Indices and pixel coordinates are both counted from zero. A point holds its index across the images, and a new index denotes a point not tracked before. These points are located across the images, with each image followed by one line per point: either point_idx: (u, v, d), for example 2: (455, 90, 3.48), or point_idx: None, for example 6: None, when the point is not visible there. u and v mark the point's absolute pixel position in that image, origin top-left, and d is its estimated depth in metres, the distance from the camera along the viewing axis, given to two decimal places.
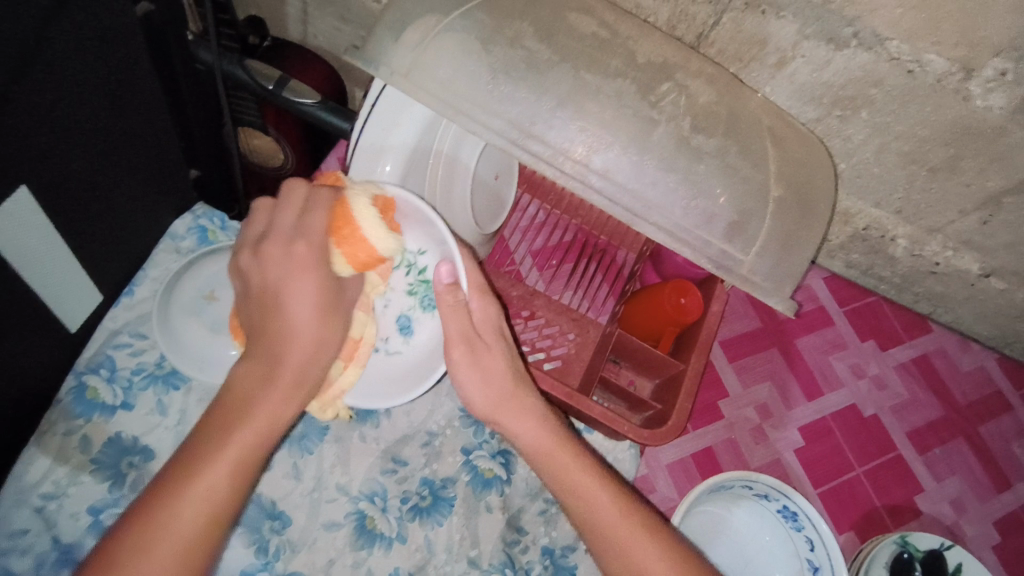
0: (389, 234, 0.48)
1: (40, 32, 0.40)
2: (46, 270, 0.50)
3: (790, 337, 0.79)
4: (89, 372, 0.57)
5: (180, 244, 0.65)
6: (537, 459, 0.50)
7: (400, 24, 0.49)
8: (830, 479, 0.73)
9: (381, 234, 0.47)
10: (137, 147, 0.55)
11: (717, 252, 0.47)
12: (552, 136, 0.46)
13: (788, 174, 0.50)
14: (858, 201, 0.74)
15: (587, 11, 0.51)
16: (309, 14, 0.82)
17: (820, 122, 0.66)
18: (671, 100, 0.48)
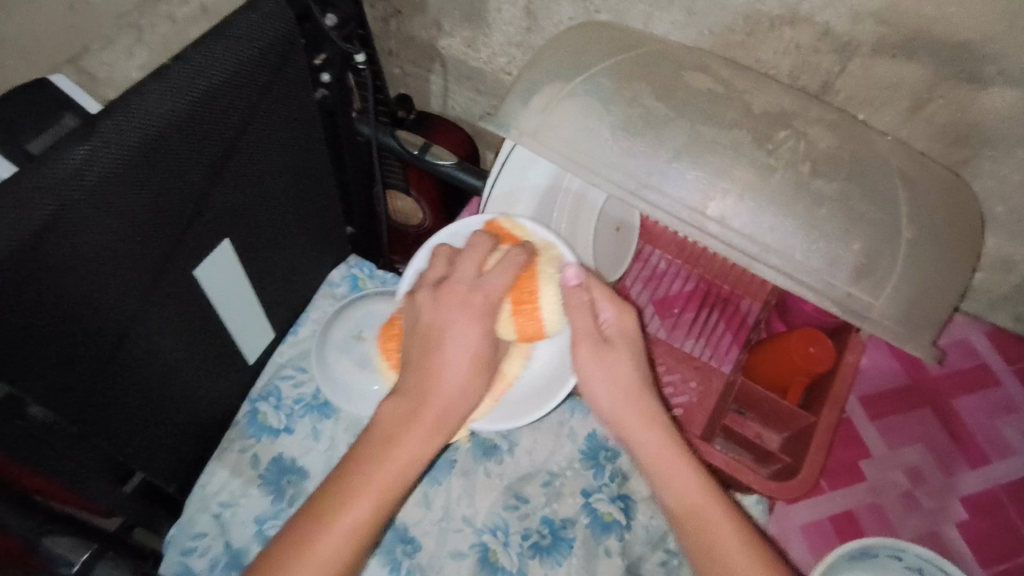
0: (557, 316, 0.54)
1: (251, 115, 0.50)
2: (231, 308, 0.60)
3: (945, 396, 0.72)
4: (261, 400, 0.66)
5: (336, 291, 0.72)
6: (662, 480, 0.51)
7: (528, 92, 0.55)
8: (1002, 560, 0.64)
9: (553, 316, 0.53)
10: (309, 208, 0.65)
11: (845, 295, 0.46)
12: (667, 186, 0.49)
13: (923, 215, 0.48)
14: (1021, 247, 0.68)
15: (703, 70, 0.54)
16: (449, 89, 0.92)
17: (966, 164, 0.62)
18: (789, 147, 0.49)
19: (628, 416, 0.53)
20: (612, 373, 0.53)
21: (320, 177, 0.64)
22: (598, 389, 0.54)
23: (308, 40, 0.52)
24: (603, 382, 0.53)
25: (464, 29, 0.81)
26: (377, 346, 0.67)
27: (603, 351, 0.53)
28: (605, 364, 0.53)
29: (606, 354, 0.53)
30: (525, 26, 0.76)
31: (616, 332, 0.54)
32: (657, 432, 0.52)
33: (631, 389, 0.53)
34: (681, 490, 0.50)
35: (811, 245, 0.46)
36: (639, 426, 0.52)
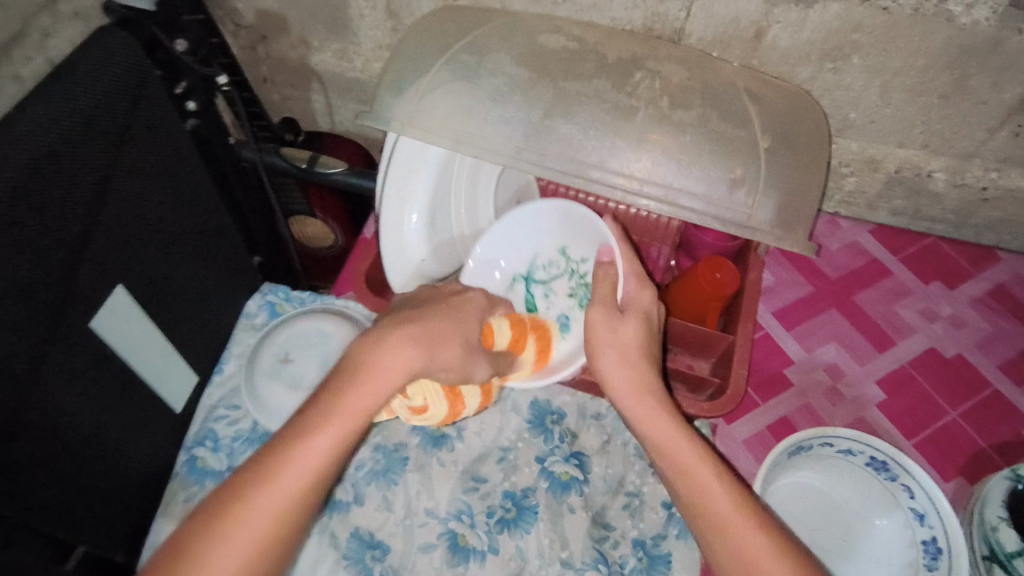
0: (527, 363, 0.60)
1: (119, 150, 0.49)
2: (141, 355, 0.58)
3: (847, 294, 0.78)
4: (197, 446, 0.64)
5: (254, 321, 0.71)
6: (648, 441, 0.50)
7: (397, 83, 0.56)
8: (924, 428, 0.70)
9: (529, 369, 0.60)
10: (206, 241, 0.64)
11: (725, 211, 0.49)
12: (546, 143, 0.51)
13: (775, 126, 0.52)
14: (879, 146, 0.74)
15: (557, 32, 0.56)
16: (333, 106, 0.93)
17: (815, 79, 0.68)
18: (646, 86, 0.52)
19: (621, 384, 0.52)
20: (615, 340, 0.53)
21: (212, 207, 0.63)
22: (607, 357, 0.52)
23: (162, 71, 0.53)
24: (608, 352, 0.52)
25: (332, 42, 0.82)
26: (306, 364, 0.66)
27: (615, 320, 0.53)
28: (612, 331, 0.53)
29: (616, 325, 0.53)
30: (391, 27, 0.77)
31: (633, 307, 0.54)
32: (649, 399, 0.51)
33: (634, 362, 0.52)
34: (682, 459, 0.48)
35: (686, 173, 0.50)
36: (631, 398, 0.51)
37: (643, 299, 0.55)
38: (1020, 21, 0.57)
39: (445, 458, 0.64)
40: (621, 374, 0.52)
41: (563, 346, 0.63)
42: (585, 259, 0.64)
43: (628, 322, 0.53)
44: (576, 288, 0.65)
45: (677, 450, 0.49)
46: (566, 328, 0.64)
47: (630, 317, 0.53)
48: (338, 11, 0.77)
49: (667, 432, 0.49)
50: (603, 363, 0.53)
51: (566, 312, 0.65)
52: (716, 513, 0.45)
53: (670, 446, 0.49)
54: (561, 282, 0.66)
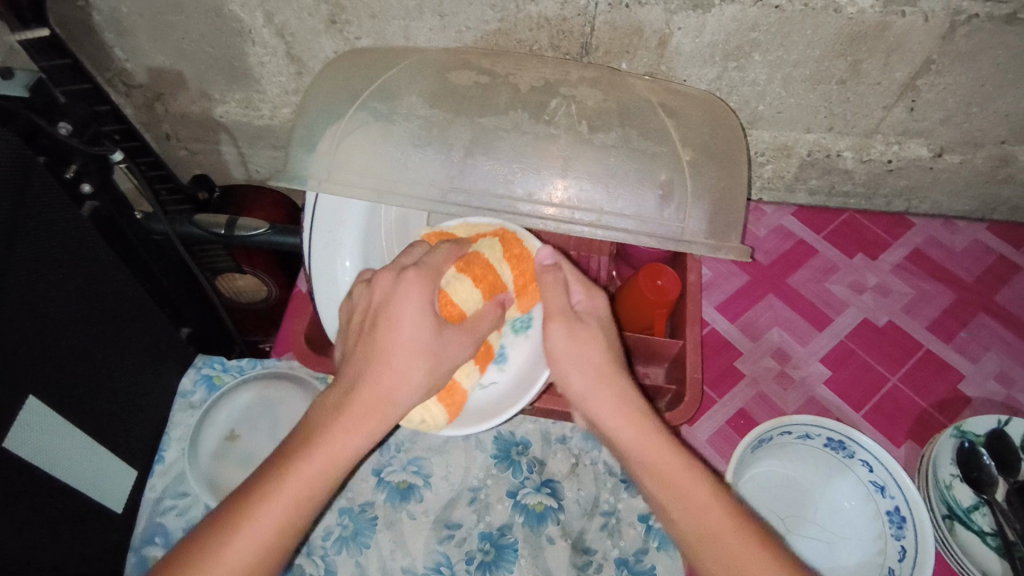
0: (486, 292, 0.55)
1: (8, 252, 0.44)
2: (69, 463, 0.53)
3: (781, 279, 0.80)
4: (146, 544, 0.59)
5: (192, 399, 0.67)
6: (628, 447, 0.50)
7: (309, 138, 0.54)
8: (870, 398, 0.73)
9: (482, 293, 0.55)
10: (125, 327, 0.59)
11: (658, 226, 0.50)
12: (470, 183, 0.50)
13: (692, 135, 0.53)
14: (789, 133, 0.77)
15: (466, 66, 0.55)
16: (246, 155, 0.89)
17: (721, 78, 0.70)
18: (562, 112, 0.52)
19: (589, 390, 0.51)
20: (579, 342, 0.52)
21: (125, 291, 0.59)
22: (577, 377, 0.52)
23: (49, 157, 0.49)
24: (578, 365, 0.52)
25: (235, 92, 0.78)
26: (254, 438, 0.63)
27: (577, 330, 0.53)
28: (580, 342, 0.52)
29: (579, 332, 0.53)
30: (295, 71, 0.74)
31: (588, 315, 0.54)
32: (630, 408, 0.50)
33: (599, 364, 0.51)
34: (666, 469, 0.48)
35: (615, 195, 0.50)
36: (605, 403, 0.51)
37: (595, 306, 0.55)
38: (902, 5, 0.60)
39: (417, 510, 0.62)
40: (582, 379, 0.51)
41: (498, 379, 0.61)
42: None
43: (593, 336, 0.53)
44: None
45: (664, 466, 0.48)
46: (503, 359, 0.62)
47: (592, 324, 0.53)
48: (237, 61, 0.73)
49: (658, 449, 0.48)
50: (575, 385, 0.52)
51: (499, 341, 0.62)
52: (711, 524, 0.45)
53: (664, 465, 0.48)
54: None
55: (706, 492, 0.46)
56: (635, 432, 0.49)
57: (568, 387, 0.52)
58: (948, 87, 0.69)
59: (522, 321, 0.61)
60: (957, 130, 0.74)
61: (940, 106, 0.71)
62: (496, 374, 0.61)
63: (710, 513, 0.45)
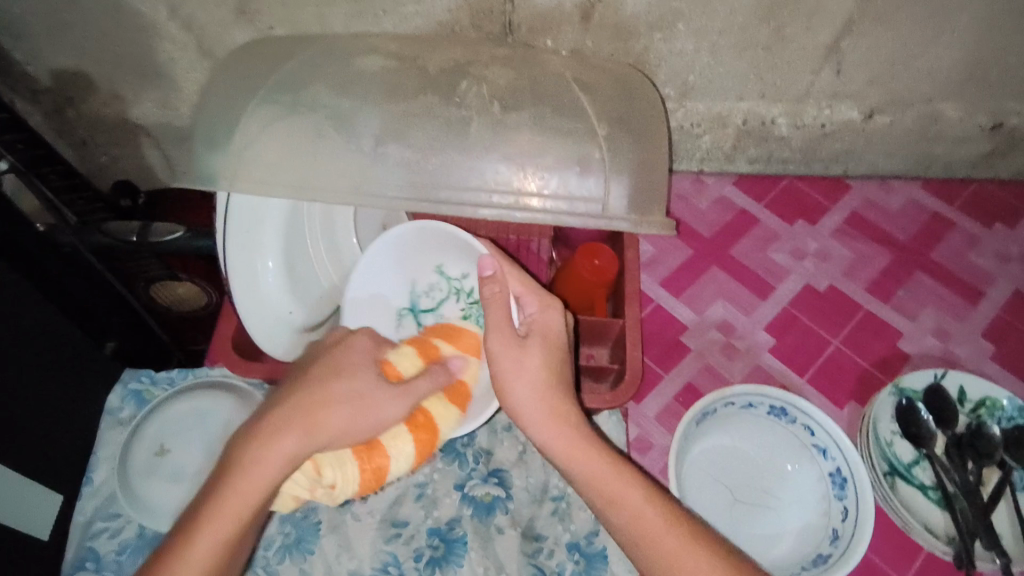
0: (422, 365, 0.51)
1: None
2: None
3: (724, 250, 0.80)
4: (78, 570, 0.57)
5: (121, 416, 0.64)
6: (570, 468, 0.49)
7: (214, 134, 0.51)
8: (814, 362, 0.73)
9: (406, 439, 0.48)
10: (33, 346, 0.57)
11: (578, 205, 0.49)
12: (382, 173, 0.49)
13: (611, 110, 0.52)
14: (722, 103, 0.76)
15: (376, 51, 0.53)
16: (170, 158, 0.86)
17: (648, 51, 0.68)
18: (476, 92, 0.50)
19: (533, 409, 0.50)
20: (519, 366, 0.50)
21: (36, 313, 0.57)
22: (517, 390, 0.50)
23: None
24: (520, 385, 0.49)
25: (148, 92, 0.74)
26: (186, 452, 0.60)
27: (518, 350, 0.50)
28: (517, 364, 0.50)
29: (521, 353, 0.50)
30: (208, 66, 0.71)
31: (534, 331, 0.52)
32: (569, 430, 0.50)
33: (541, 384, 0.50)
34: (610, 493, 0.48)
35: (532, 176, 0.48)
36: (551, 426, 0.49)
37: (546, 322, 0.53)
38: None
39: (362, 511, 0.60)
40: (529, 400, 0.50)
41: None
42: (466, 274, 0.63)
43: (533, 349, 0.50)
44: (468, 309, 0.63)
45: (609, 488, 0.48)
46: None
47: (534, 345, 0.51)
48: (144, 59, 0.70)
49: (590, 457, 0.49)
50: (514, 392, 0.50)
51: None
52: (644, 527, 0.46)
53: (596, 473, 0.48)
54: (448, 305, 0.64)
55: (639, 495, 0.47)
56: (578, 453, 0.49)
57: (506, 394, 0.50)
58: (870, 48, 0.69)
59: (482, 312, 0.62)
60: (885, 91, 0.74)
61: (865, 68, 0.71)
62: None
63: (644, 518, 0.47)
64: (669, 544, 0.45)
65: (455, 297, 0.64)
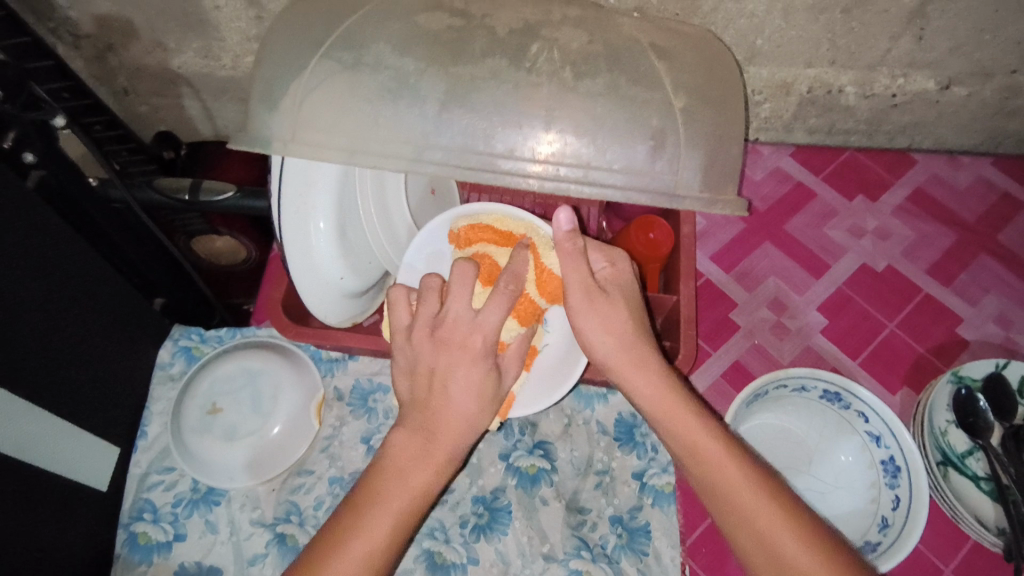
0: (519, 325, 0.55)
1: None
2: (45, 444, 0.52)
3: (778, 225, 0.77)
4: (136, 520, 0.59)
5: (171, 371, 0.65)
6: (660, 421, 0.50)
7: (270, 95, 0.50)
8: (866, 346, 0.71)
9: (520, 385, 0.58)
10: (93, 304, 0.57)
11: (650, 181, 0.47)
12: (445, 141, 0.46)
13: (686, 79, 0.49)
14: (789, 68, 0.72)
15: (436, 7, 0.50)
16: (211, 109, 0.84)
17: (717, 11, 0.64)
18: (545, 58, 0.48)
19: (619, 363, 0.51)
20: (606, 317, 0.51)
21: (88, 264, 0.55)
22: (603, 342, 0.51)
23: None
24: (602, 336, 0.51)
25: (191, 41, 0.72)
26: (239, 411, 0.61)
27: (598, 299, 0.51)
28: (603, 315, 0.51)
29: (599, 303, 0.51)
30: (255, 15, 0.68)
31: (613, 286, 0.53)
32: (656, 385, 0.50)
33: (625, 334, 0.51)
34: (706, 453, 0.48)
35: (604, 148, 0.46)
36: (635, 382, 0.51)
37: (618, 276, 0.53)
38: None
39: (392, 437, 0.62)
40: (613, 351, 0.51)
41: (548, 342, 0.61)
42: None
43: (615, 302, 0.51)
44: None
45: (699, 446, 0.49)
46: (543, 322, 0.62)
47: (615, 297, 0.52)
48: (188, 5, 0.67)
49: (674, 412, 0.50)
50: (601, 348, 0.51)
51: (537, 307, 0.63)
52: (724, 477, 0.47)
53: (676, 423, 0.49)
54: None
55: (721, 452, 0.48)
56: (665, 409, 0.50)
57: (595, 350, 0.52)
58: (960, 13, 0.64)
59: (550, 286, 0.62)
60: (967, 60, 0.69)
61: (950, 35, 0.66)
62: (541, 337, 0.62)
63: (722, 466, 0.48)
64: (754, 504, 0.46)
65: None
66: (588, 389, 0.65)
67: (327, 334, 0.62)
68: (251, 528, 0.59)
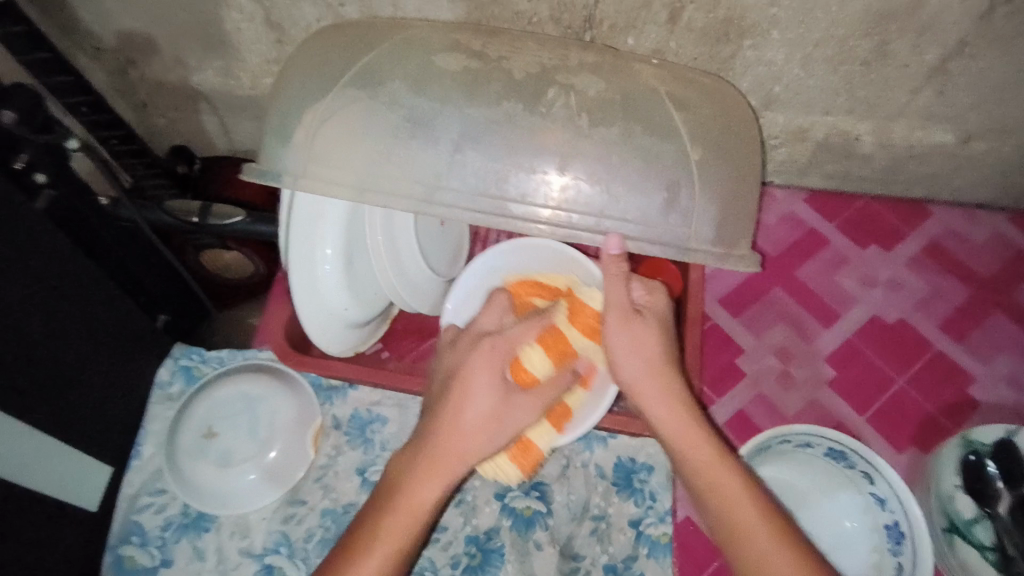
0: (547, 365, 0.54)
1: None
2: (35, 463, 0.51)
3: (788, 271, 0.77)
4: (123, 543, 0.58)
5: (170, 390, 0.64)
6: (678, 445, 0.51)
7: (284, 128, 0.50)
8: (873, 401, 0.70)
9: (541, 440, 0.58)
10: (95, 322, 0.57)
11: (659, 234, 0.46)
12: (456, 183, 0.46)
13: (702, 130, 0.49)
14: (806, 116, 0.72)
15: (454, 47, 0.50)
16: (228, 126, 0.84)
17: (735, 58, 0.64)
18: (560, 104, 0.47)
19: (640, 380, 0.52)
20: (638, 340, 0.52)
21: (93, 284, 0.55)
22: (631, 362, 0.52)
23: None
24: (630, 357, 0.52)
25: (212, 60, 0.73)
26: (234, 436, 0.61)
27: (633, 323, 0.53)
28: (634, 339, 0.52)
29: (634, 327, 0.52)
30: (275, 39, 0.69)
31: (648, 309, 0.54)
32: (682, 412, 0.51)
33: (653, 358, 0.52)
34: (722, 487, 0.48)
35: (615, 198, 0.46)
36: (656, 401, 0.52)
37: (655, 303, 0.54)
38: None
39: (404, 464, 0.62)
40: (636, 369, 0.52)
41: None
42: None
43: (649, 327, 0.52)
44: None
45: (716, 476, 0.49)
46: None
47: (649, 322, 0.53)
48: (210, 27, 0.68)
49: (696, 442, 0.50)
50: (625, 369, 0.52)
51: None
52: (736, 508, 0.47)
53: (697, 455, 0.50)
54: None
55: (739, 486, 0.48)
56: (686, 433, 0.51)
57: (619, 371, 0.53)
58: (980, 71, 0.63)
59: None
60: (987, 116, 0.69)
61: (971, 91, 0.66)
62: None
63: (738, 499, 0.48)
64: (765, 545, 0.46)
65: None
66: (587, 430, 0.64)
67: (327, 364, 0.63)
68: (239, 557, 0.58)
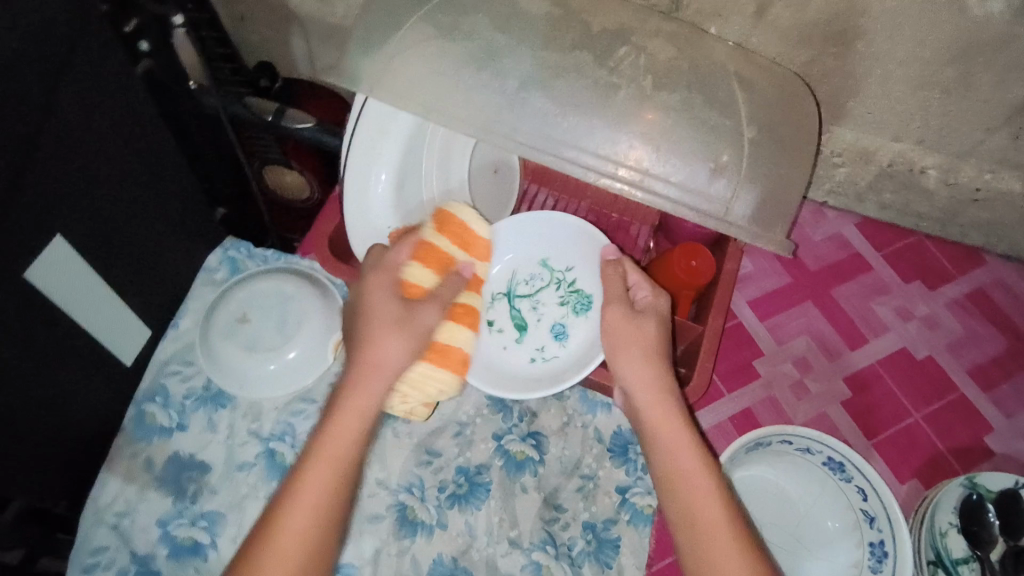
0: (429, 273, 0.55)
1: (52, 94, 0.46)
2: (87, 306, 0.56)
3: (824, 288, 0.76)
4: (147, 401, 0.62)
5: (215, 276, 0.69)
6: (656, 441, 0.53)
7: (366, 39, 0.52)
8: (883, 429, 0.69)
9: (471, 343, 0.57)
10: (163, 193, 0.61)
11: (700, 201, 0.47)
12: (516, 118, 0.48)
13: (762, 114, 0.50)
14: (874, 137, 0.71)
15: None
16: (314, 51, 0.88)
17: (814, 63, 0.64)
18: (630, 62, 0.49)
19: (640, 383, 0.55)
20: (631, 333, 0.57)
21: (165, 157, 0.60)
22: (626, 359, 0.56)
23: (111, 7, 0.48)
24: (629, 356, 0.56)
25: None
26: (264, 326, 0.64)
27: (632, 322, 0.57)
28: (631, 332, 0.57)
29: (633, 325, 0.57)
30: None
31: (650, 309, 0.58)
32: (666, 408, 0.54)
33: (650, 351, 0.56)
34: (698, 489, 0.50)
35: (664, 160, 0.47)
36: (647, 401, 0.55)
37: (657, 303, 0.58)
38: None
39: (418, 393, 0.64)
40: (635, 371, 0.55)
41: (560, 354, 0.65)
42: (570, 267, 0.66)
43: (644, 324, 0.57)
44: (567, 297, 0.66)
45: (691, 478, 0.50)
46: (562, 335, 0.65)
47: (645, 319, 0.57)
48: None
49: (675, 438, 0.52)
50: (622, 370, 0.56)
51: (560, 320, 0.66)
52: (700, 511, 0.49)
53: (675, 452, 0.52)
54: (548, 293, 0.67)
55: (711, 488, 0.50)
56: (669, 433, 0.53)
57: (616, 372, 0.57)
58: None
59: (583, 303, 0.66)
60: None
61: None
62: (557, 348, 0.65)
63: (704, 502, 0.49)
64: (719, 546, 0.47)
65: (554, 285, 0.66)
66: (594, 395, 0.66)
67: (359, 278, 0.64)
68: (246, 437, 0.62)
